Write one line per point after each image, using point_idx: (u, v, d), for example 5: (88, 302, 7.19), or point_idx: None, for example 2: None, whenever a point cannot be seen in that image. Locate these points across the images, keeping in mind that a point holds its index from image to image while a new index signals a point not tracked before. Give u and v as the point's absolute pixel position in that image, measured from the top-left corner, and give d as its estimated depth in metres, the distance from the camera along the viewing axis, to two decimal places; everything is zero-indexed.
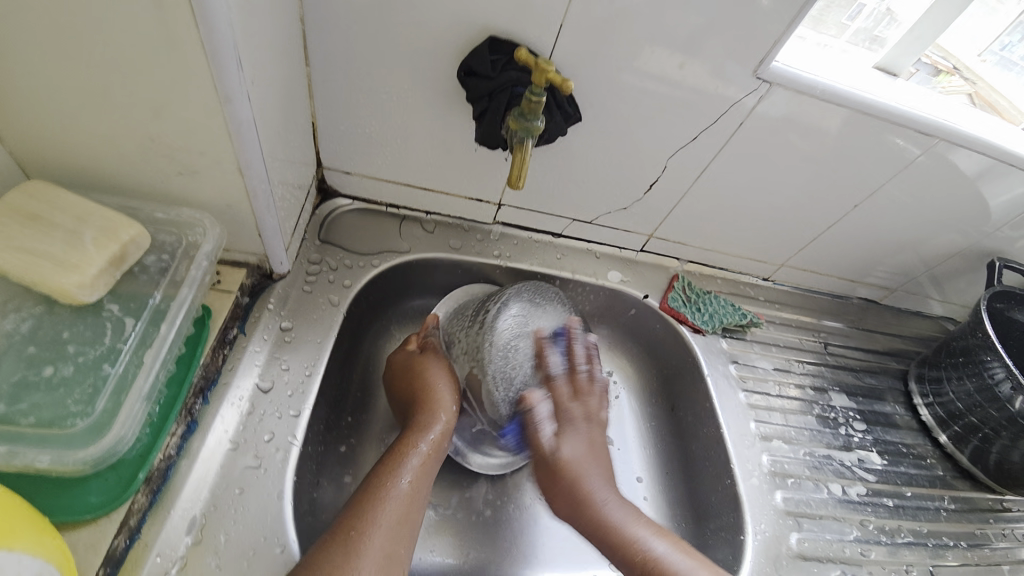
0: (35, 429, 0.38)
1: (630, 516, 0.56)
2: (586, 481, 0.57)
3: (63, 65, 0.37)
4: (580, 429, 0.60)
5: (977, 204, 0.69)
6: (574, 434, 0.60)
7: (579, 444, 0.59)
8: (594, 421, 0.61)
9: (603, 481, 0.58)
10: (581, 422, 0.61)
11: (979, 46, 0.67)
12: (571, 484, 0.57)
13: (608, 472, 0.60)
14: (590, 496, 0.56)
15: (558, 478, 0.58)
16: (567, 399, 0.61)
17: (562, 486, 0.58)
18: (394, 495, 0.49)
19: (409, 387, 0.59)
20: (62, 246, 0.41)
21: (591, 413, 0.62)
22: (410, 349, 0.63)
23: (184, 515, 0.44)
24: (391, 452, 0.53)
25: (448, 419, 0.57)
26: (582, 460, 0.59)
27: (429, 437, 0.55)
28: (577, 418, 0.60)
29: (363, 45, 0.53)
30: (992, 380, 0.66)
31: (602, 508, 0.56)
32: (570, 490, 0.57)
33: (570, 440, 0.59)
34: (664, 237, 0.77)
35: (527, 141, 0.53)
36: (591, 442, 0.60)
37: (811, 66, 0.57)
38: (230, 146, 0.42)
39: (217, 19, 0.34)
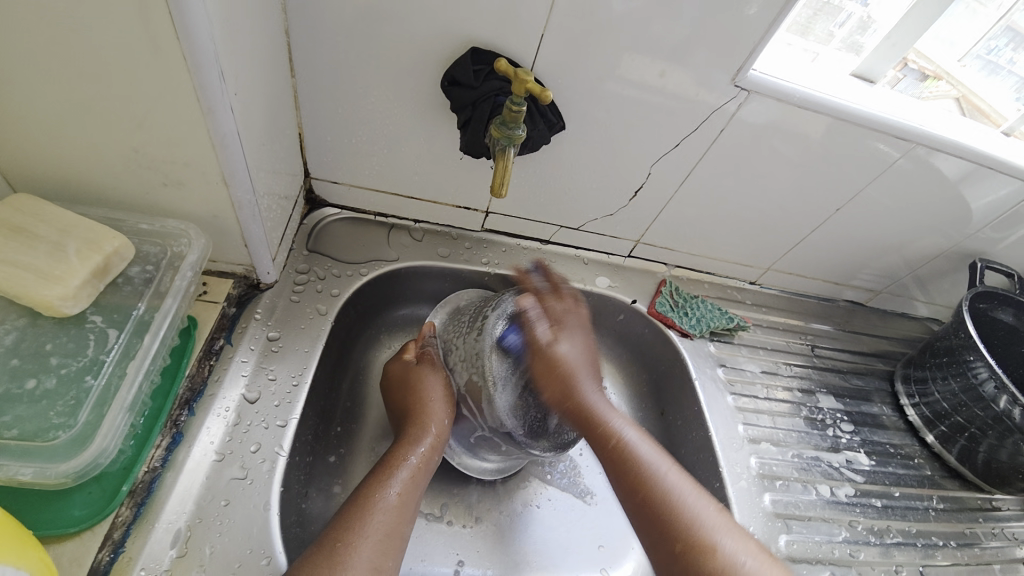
0: (17, 441, 0.37)
1: (615, 417, 0.58)
2: (577, 379, 0.59)
3: (49, 79, 0.37)
4: (574, 333, 0.62)
5: (956, 206, 0.71)
6: (569, 338, 0.61)
7: (574, 347, 0.61)
8: (586, 327, 0.63)
9: (591, 380, 0.60)
10: (571, 326, 0.62)
11: (960, 51, 0.67)
12: (564, 373, 0.59)
13: (596, 376, 0.61)
14: (579, 390, 0.58)
15: (550, 371, 0.59)
16: (556, 307, 0.63)
17: (555, 376, 0.59)
18: (381, 507, 0.49)
19: (404, 397, 0.60)
20: (46, 258, 0.41)
21: (581, 324, 0.63)
22: (407, 359, 0.63)
23: (168, 529, 0.43)
24: (380, 465, 0.53)
25: (438, 432, 0.57)
26: (574, 361, 0.60)
27: (418, 450, 0.55)
28: (569, 329, 0.62)
29: (348, 58, 0.54)
30: (976, 380, 0.67)
31: (592, 405, 0.58)
32: (561, 385, 0.58)
33: (567, 338, 0.61)
34: (651, 242, 0.77)
35: (509, 149, 0.54)
36: (584, 349, 0.62)
37: (788, 74, 0.58)
38: (215, 157, 0.43)
39: (201, 33, 0.35)
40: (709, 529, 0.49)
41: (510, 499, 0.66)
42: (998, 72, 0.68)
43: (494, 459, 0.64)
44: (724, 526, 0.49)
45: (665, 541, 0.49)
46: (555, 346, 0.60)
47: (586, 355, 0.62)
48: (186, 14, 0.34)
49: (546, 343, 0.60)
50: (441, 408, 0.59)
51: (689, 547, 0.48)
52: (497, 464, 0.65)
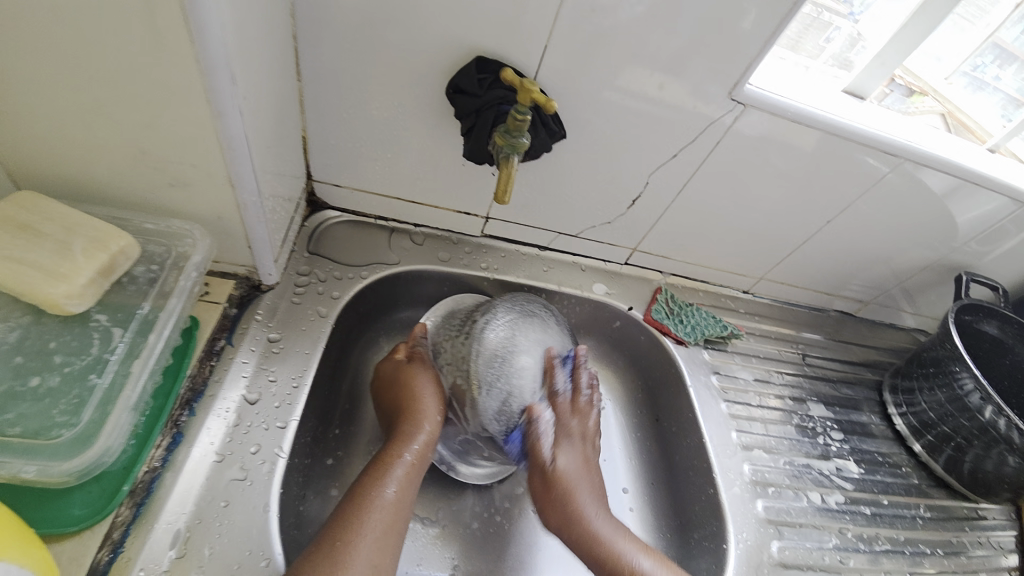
0: (20, 439, 0.37)
1: (627, 544, 0.54)
2: (585, 504, 0.56)
3: (61, 79, 0.38)
4: (581, 446, 0.61)
5: (944, 219, 0.73)
6: (573, 449, 0.60)
7: (577, 461, 0.60)
8: (589, 440, 0.62)
9: (598, 501, 0.58)
10: (578, 438, 0.61)
11: (946, 69, 0.70)
12: (564, 494, 0.57)
13: (604, 495, 0.59)
14: (587, 517, 0.55)
15: (553, 490, 0.57)
16: (566, 415, 0.62)
17: (555, 497, 0.57)
18: (379, 504, 0.49)
19: (394, 395, 0.60)
20: (52, 256, 0.41)
21: (591, 433, 0.62)
22: (398, 359, 0.63)
23: (167, 529, 0.44)
24: (375, 462, 0.53)
25: (431, 429, 0.57)
26: (579, 478, 0.58)
27: (413, 447, 0.55)
28: (576, 435, 0.61)
29: (355, 63, 0.55)
30: (962, 391, 0.69)
31: (600, 532, 0.55)
32: (566, 507, 0.56)
33: (568, 453, 0.59)
34: (648, 250, 0.79)
35: (513, 157, 0.55)
36: (592, 462, 0.61)
37: (783, 89, 0.60)
38: (222, 159, 0.43)
39: (214, 38, 0.35)
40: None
41: (506, 504, 0.66)
42: (982, 89, 0.71)
43: (485, 463, 0.66)
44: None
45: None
46: (559, 462, 0.59)
47: (593, 465, 0.61)
48: (201, 20, 0.34)
49: (550, 460, 0.59)
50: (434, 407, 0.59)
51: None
52: (488, 469, 0.66)
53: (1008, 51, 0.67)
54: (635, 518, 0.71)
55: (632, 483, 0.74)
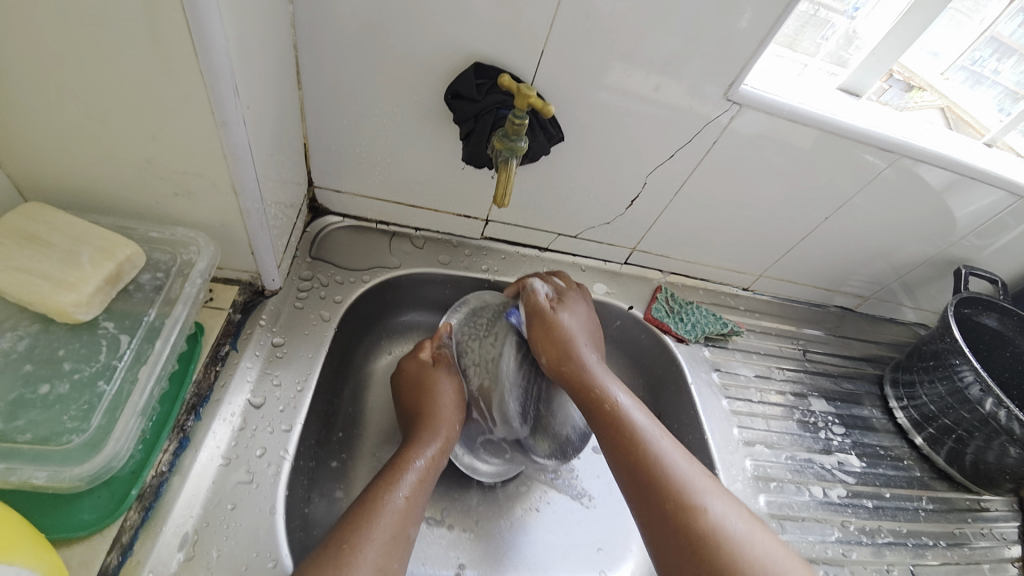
0: (31, 445, 0.38)
1: (610, 381, 0.60)
2: (575, 346, 0.62)
3: (68, 93, 0.39)
4: (578, 306, 0.66)
5: (942, 214, 0.73)
6: (568, 310, 0.65)
7: (575, 317, 0.65)
8: (587, 305, 0.68)
9: (590, 348, 0.63)
10: (576, 303, 0.66)
11: (942, 64, 0.70)
12: (564, 333, 0.62)
13: (595, 344, 0.65)
14: (577, 353, 0.61)
15: (551, 334, 0.63)
16: (564, 287, 0.68)
17: (553, 339, 0.62)
18: (389, 508, 0.49)
19: (415, 402, 0.61)
20: (59, 265, 0.42)
21: (578, 304, 0.66)
22: (422, 359, 0.64)
23: (176, 531, 0.44)
24: (387, 467, 0.54)
25: (446, 438, 0.58)
26: (577, 329, 0.64)
27: (426, 453, 0.56)
28: (566, 304, 0.65)
29: (354, 71, 0.55)
30: (963, 383, 0.69)
31: (586, 361, 0.61)
32: (564, 347, 0.62)
33: (568, 310, 0.65)
34: (646, 249, 0.79)
35: (511, 160, 0.55)
36: (584, 320, 0.65)
37: (778, 88, 0.60)
38: (225, 167, 0.44)
39: (218, 50, 0.36)
40: (700, 493, 0.49)
41: (510, 503, 0.67)
42: (981, 83, 0.71)
43: (494, 463, 0.66)
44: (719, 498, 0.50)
45: (664, 511, 0.49)
46: (557, 317, 0.63)
47: (584, 328, 0.65)
48: (204, 33, 0.35)
49: (547, 309, 0.64)
50: (452, 410, 0.61)
51: (684, 511, 0.48)
52: (496, 469, 0.67)
53: (1006, 45, 0.67)
54: None
55: None
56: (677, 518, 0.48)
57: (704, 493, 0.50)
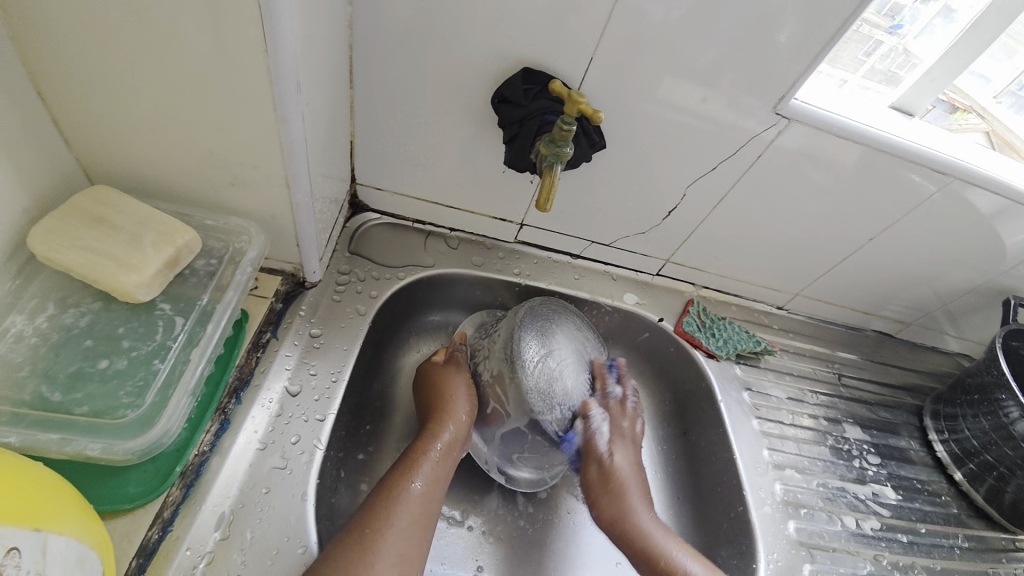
0: (87, 417, 0.40)
1: (669, 542, 0.57)
2: (632, 498, 0.60)
3: (141, 84, 0.41)
4: (629, 446, 0.62)
5: (994, 241, 0.70)
6: (627, 454, 0.62)
7: (628, 458, 0.62)
8: (639, 439, 0.64)
9: (645, 498, 0.60)
10: (631, 439, 0.63)
11: (995, 89, 0.68)
12: (617, 492, 0.60)
13: (647, 487, 0.62)
14: (627, 509, 0.59)
15: (608, 486, 0.60)
16: (619, 416, 0.63)
17: (608, 492, 0.60)
18: (407, 497, 0.50)
19: (428, 396, 0.62)
20: (124, 248, 0.44)
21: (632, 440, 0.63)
22: (436, 360, 0.65)
23: (213, 510, 0.45)
24: (402, 459, 0.54)
25: (456, 429, 0.58)
26: (630, 477, 0.61)
27: (438, 443, 0.56)
28: (619, 448, 0.62)
29: (404, 73, 0.57)
30: (1008, 419, 0.66)
31: (643, 519, 0.58)
32: (618, 498, 0.60)
33: (621, 453, 0.62)
34: (680, 261, 0.78)
35: (556, 166, 0.56)
36: (635, 462, 0.62)
37: (829, 104, 0.59)
38: (281, 160, 0.45)
39: (285, 49, 0.38)
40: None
41: (531, 509, 0.66)
42: None
43: (527, 471, 0.65)
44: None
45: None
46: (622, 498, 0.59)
47: (639, 471, 0.62)
48: (275, 32, 0.36)
49: (614, 486, 0.60)
50: (466, 404, 0.60)
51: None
52: (530, 477, 0.66)
53: None
54: None
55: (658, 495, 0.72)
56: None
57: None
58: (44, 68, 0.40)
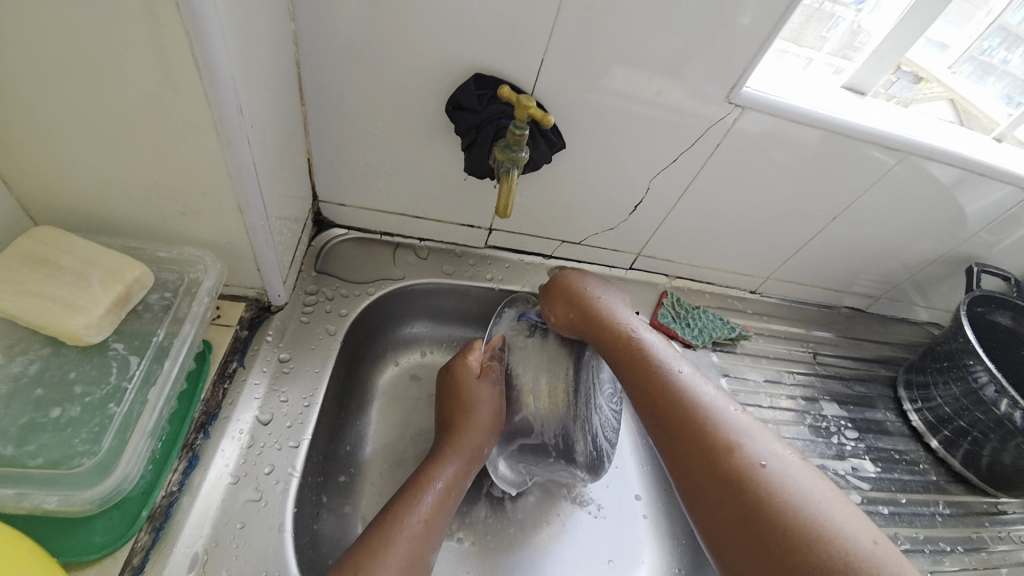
0: (43, 469, 0.38)
1: (646, 341, 0.58)
2: (596, 299, 0.62)
3: (74, 119, 0.39)
4: (586, 278, 0.66)
5: (952, 211, 0.72)
6: (581, 278, 0.65)
7: (586, 281, 0.65)
8: (601, 279, 0.67)
9: (621, 308, 0.63)
10: (593, 276, 0.67)
11: (950, 58, 0.69)
12: (573, 294, 0.63)
13: (628, 310, 0.64)
14: (591, 307, 0.61)
15: (562, 296, 0.63)
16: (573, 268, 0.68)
17: (563, 300, 0.63)
18: (408, 530, 0.50)
19: (457, 409, 0.62)
20: (69, 290, 0.42)
21: (604, 283, 0.67)
22: (470, 364, 0.65)
23: (186, 551, 0.44)
24: (406, 487, 0.54)
25: (469, 458, 0.59)
26: (590, 292, 0.63)
27: (447, 473, 0.56)
28: (576, 272, 0.66)
29: (355, 87, 0.56)
30: (977, 384, 0.68)
31: (612, 316, 0.61)
32: (573, 302, 0.62)
33: (576, 276, 0.65)
34: (651, 254, 0.79)
35: (513, 170, 0.55)
36: (599, 287, 0.65)
37: (781, 89, 0.60)
38: (230, 186, 0.44)
39: (223, 73, 0.37)
40: (740, 436, 0.48)
41: (519, 516, 0.66)
42: (989, 75, 0.70)
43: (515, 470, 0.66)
44: (764, 441, 0.48)
45: (704, 458, 0.47)
46: (586, 306, 0.61)
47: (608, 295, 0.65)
48: (209, 55, 0.35)
49: (583, 296, 0.62)
50: (491, 423, 0.62)
51: (720, 450, 0.47)
52: (515, 478, 0.66)
53: (1014, 32, 0.67)
54: (649, 524, 0.69)
55: (645, 489, 0.72)
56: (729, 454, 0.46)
57: (752, 440, 0.48)
58: None
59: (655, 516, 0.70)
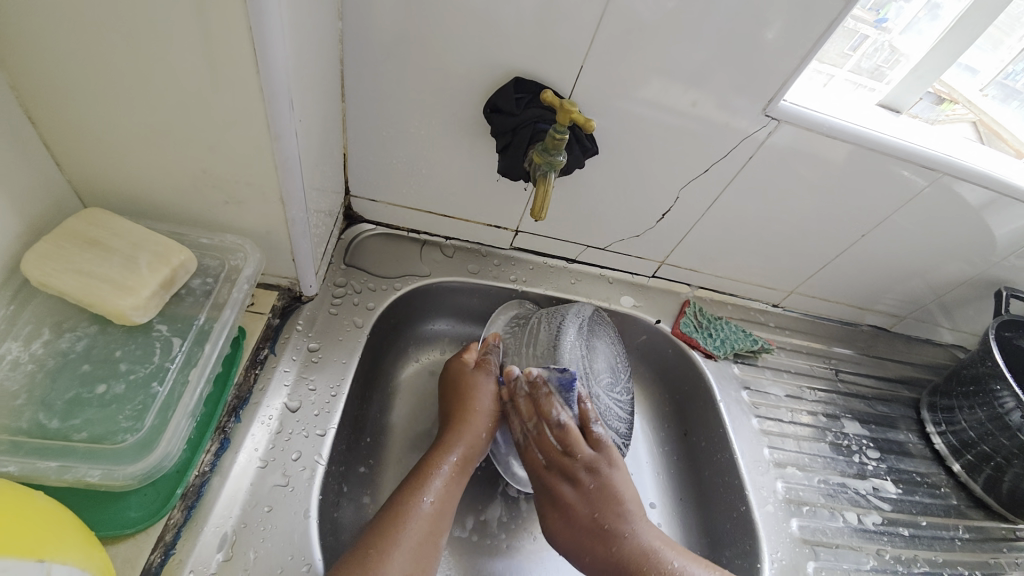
0: (87, 443, 0.40)
1: (656, 556, 0.53)
2: (596, 555, 0.54)
3: (132, 107, 0.41)
4: (569, 514, 0.56)
5: (984, 233, 0.71)
6: (563, 516, 0.56)
7: (572, 522, 0.56)
8: (581, 467, 0.56)
9: (620, 525, 0.55)
10: (573, 487, 0.56)
11: (982, 81, 0.69)
12: (578, 555, 0.55)
13: (623, 506, 0.56)
14: (595, 562, 0.54)
15: (564, 547, 0.56)
16: (543, 471, 0.58)
17: (567, 551, 0.56)
18: (415, 515, 0.50)
19: (454, 400, 0.61)
20: (118, 270, 0.43)
21: (589, 470, 0.56)
22: (465, 361, 0.65)
23: (216, 531, 0.45)
24: (414, 472, 0.54)
25: (472, 444, 0.58)
26: (582, 537, 0.55)
27: (451, 458, 0.56)
28: (558, 517, 0.56)
29: (395, 86, 0.57)
30: (1003, 409, 0.67)
31: (632, 568, 0.53)
32: (577, 558, 0.55)
33: (561, 525, 0.56)
34: (676, 263, 0.79)
35: (549, 174, 0.56)
36: (588, 514, 0.55)
37: (818, 104, 0.60)
38: (274, 178, 0.45)
39: (279, 69, 0.38)
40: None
41: (534, 517, 0.66)
42: (1012, 98, 0.69)
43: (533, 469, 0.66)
44: None
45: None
46: (599, 561, 0.54)
47: (602, 507, 0.56)
48: (267, 50, 0.36)
49: (595, 568, 0.54)
50: (491, 414, 0.60)
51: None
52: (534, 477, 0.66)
53: None
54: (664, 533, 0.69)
55: (661, 497, 0.72)
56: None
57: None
58: (31, 92, 0.40)
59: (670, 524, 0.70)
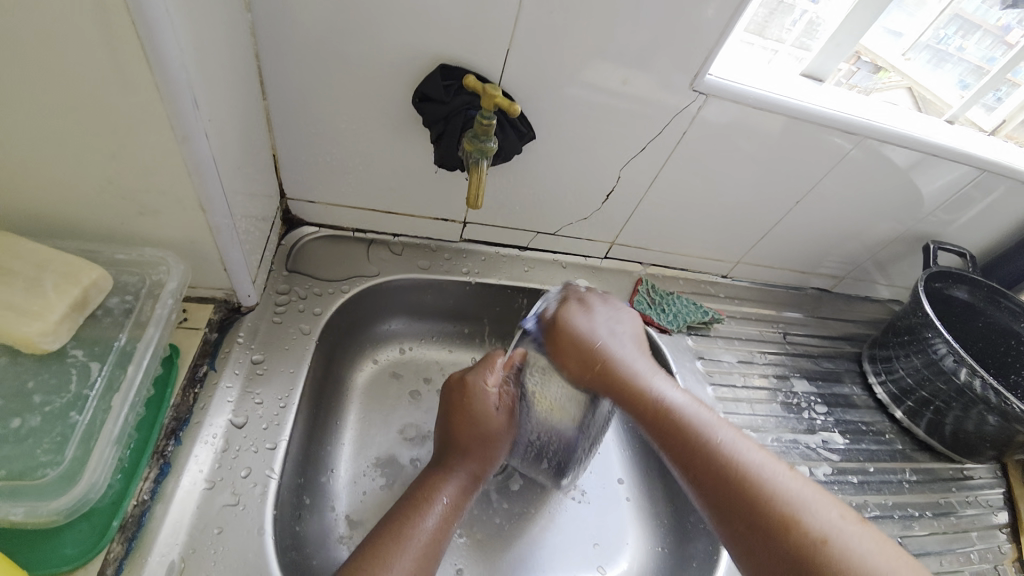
0: (5, 481, 0.37)
1: (662, 383, 0.52)
2: (598, 345, 0.54)
3: (17, 117, 0.37)
4: (578, 313, 0.56)
5: (910, 191, 0.75)
6: (579, 311, 0.57)
7: (580, 318, 0.56)
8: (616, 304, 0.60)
9: (636, 350, 0.55)
10: (599, 305, 0.59)
11: (904, 45, 0.71)
12: (576, 341, 0.54)
13: (645, 349, 0.57)
14: (599, 355, 0.53)
15: (566, 342, 0.54)
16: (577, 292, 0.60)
17: (569, 343, 0.54)
18: (414, 538, 0.48)
19: (466, 426, 0.58)
20: (24, 295, 0.41)
21: (612, 301, 0.60)
22: (487, 385, 0.59)
23: (162, 560, 0.43)
24: (413, 495, 0.53)
25: (469, 473, 0.56)
26: (592, 330, 0.55)
27: (449, 489, 0.54)
28: (570, 305, 0.57)
29: (319, 82, 0.55)
30: (936, 355, 0.71)
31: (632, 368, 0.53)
32: (581, 352, 0.54)
33: (570, 314, 0.56)
34: (625, 243, 0.80)
35: (482, 162, 0.55)
36: (607, 325, 0.57)
37: (742, 76, 0.61)
38: (190, 184, 0.43)
39: (174, 67, 0.36)
40: (795, 503, 0.43)
41: (504, 505, 0.67)
42: (945, 62, 0.73)
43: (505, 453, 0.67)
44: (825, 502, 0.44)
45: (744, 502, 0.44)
46: (604, 356, 0.53)
47: (620, 330, 0.57)
48: (157, 45, 0.34)
49: (596, 352, 0.53)
50: (490, 444, 0.58)
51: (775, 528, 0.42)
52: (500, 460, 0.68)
53: (970, 21, 0.70)
54: (632, 507, 0.71)
55: (627, 473, 0.74)
56: (774, 538, 0.42)
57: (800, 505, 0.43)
58: None
59: (637, 498, 0.72)
